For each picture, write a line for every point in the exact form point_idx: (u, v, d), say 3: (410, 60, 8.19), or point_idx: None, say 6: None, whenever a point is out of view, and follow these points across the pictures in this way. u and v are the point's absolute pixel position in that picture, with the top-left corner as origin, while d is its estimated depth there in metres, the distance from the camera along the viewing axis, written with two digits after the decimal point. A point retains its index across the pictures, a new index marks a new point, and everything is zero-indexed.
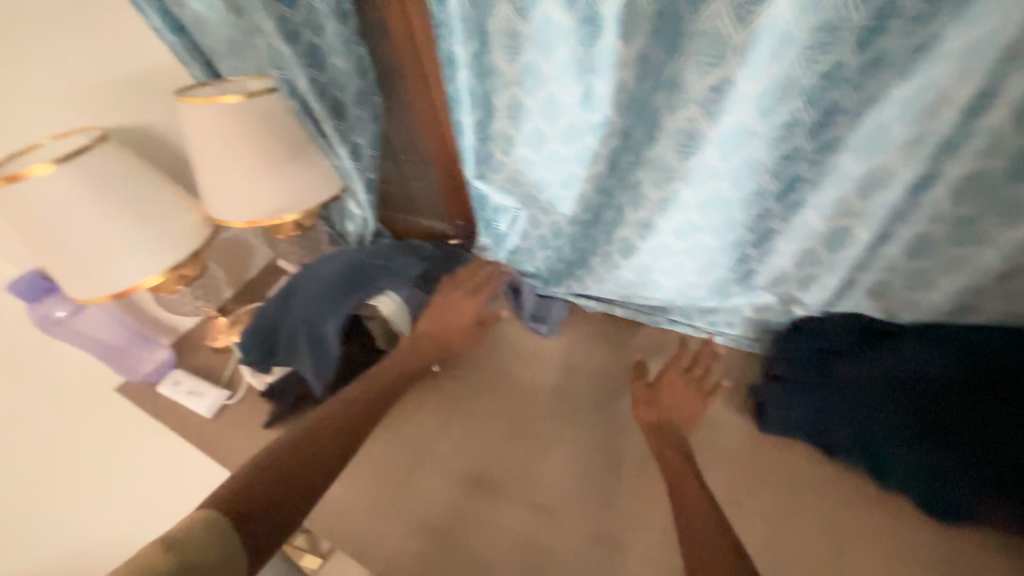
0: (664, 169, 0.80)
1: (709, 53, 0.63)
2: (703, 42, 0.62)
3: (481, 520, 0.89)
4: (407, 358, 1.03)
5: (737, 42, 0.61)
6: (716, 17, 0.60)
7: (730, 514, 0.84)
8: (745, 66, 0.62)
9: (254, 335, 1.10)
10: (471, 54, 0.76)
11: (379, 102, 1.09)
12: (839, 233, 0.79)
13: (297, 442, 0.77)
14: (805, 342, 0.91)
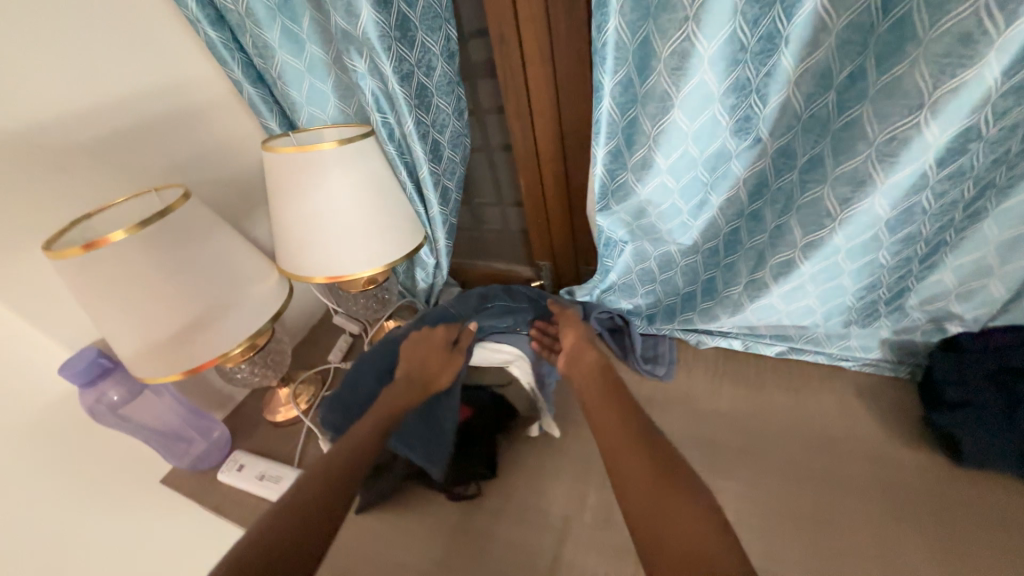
0: (857, 181, 0.66)
1: (955, 54, 0.52)
2: (951, 42, 0.52)
3: (524, 539, 0.83)
4: (399, 391, 0.85)
5: (994, 36, 0.50)
6: (969, 13, 0.50)
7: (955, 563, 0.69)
8: (1003, 60, 0.51)
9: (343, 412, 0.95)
10: (621, 81, 0.71)
11: (467, 144, 1.04)
12: (1021, 239, 0.72)
13: (296, 503, 0.62)
14: (977, 364, 0.81)
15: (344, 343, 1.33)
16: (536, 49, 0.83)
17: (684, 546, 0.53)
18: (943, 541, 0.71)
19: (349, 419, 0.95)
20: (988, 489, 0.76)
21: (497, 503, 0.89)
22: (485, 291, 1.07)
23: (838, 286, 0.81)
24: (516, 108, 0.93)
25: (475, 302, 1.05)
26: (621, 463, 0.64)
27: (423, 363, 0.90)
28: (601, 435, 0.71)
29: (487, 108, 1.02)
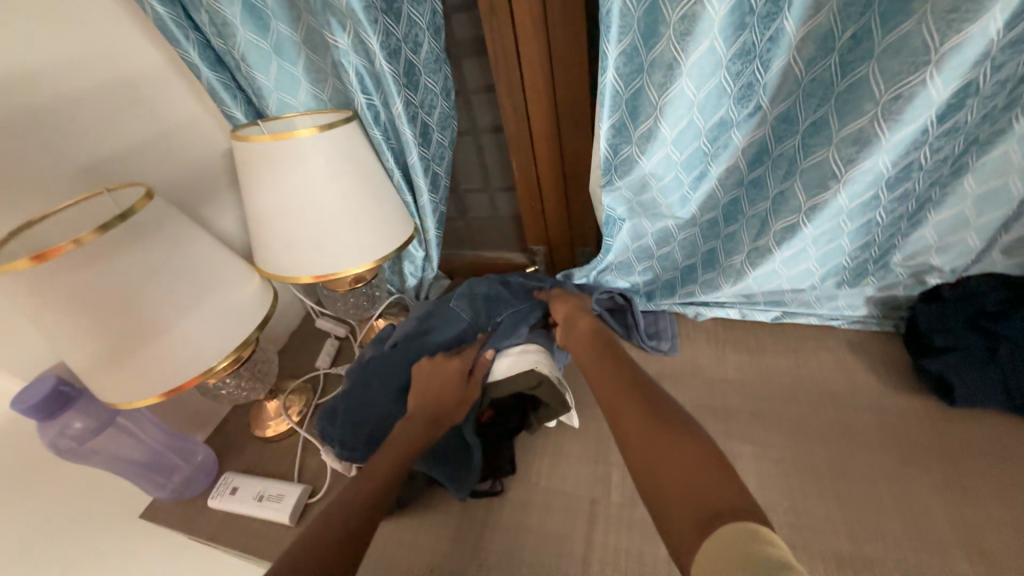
0: (861, 142, 0.67)
1: (956, 9, 0.54)
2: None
3: (554, 528, 0.82)
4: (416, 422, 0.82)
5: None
6: None
7: (959, 497, 0.74)
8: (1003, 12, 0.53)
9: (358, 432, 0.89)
10: (626, 50, 0.70)
11: (454, 126, 0.98)
12: (998, 192, 0.77)
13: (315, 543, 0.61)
14: (957, 312, 0.86)
15: (331, 347, 1.25)
16: (529, 22, 0.80)
17: (676, 469, 0.54)
18: (946, 478, 0.77)
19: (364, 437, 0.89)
20: (976, 425, 0.82)
21: (520, 494, 0.88)
22: (492, 293, 1.03)
23: (835, 248, 0.84)
24: (508, 86, 0.90)
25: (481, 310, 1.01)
26: (617, 414, 0.67)
27: (440, 394, 0.85)
28: (599, 390, 0.73)
29: (474, 88, 0.98)
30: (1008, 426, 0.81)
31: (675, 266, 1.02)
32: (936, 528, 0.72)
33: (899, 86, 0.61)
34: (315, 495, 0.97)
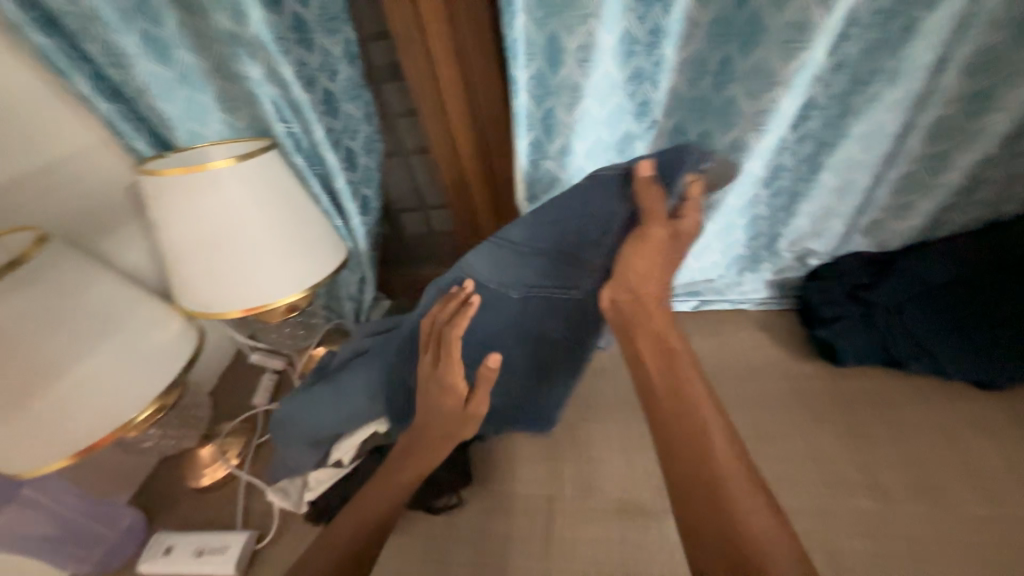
0: (740, 149, 0.78)
1: (792, 38, 0.65)
2: (788, 28, 0.64)
3: (513, 531, 0.85)
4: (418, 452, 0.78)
5: (821, 26, 0.63)
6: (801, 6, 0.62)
7: (851, 445, 0.87)
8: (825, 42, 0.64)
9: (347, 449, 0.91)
10: (534, 73, 0.76)
11: (379, 148, 1.00)
12: (849, 183, 0.92)
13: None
14: (837, 286, 1.01)
15: (268, 383, 1.19)
16: (444, 50, 0.84)
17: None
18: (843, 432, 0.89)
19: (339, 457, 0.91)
20: (858, 379, 0.97)
21: (478, 504, 0.90)
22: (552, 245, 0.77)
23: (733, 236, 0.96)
24: (430, 110, 0.93)
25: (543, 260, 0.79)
26: (718, 486, 0.53)
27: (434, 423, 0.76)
28: (689, 466, 0.55)
29: (397, 112, 1.00)
30: (882, 379, 0.97)
31: None
32: (834, 474, 0.83)
33: (761, 102, 0.71)
34: (263, 539, 0.93)
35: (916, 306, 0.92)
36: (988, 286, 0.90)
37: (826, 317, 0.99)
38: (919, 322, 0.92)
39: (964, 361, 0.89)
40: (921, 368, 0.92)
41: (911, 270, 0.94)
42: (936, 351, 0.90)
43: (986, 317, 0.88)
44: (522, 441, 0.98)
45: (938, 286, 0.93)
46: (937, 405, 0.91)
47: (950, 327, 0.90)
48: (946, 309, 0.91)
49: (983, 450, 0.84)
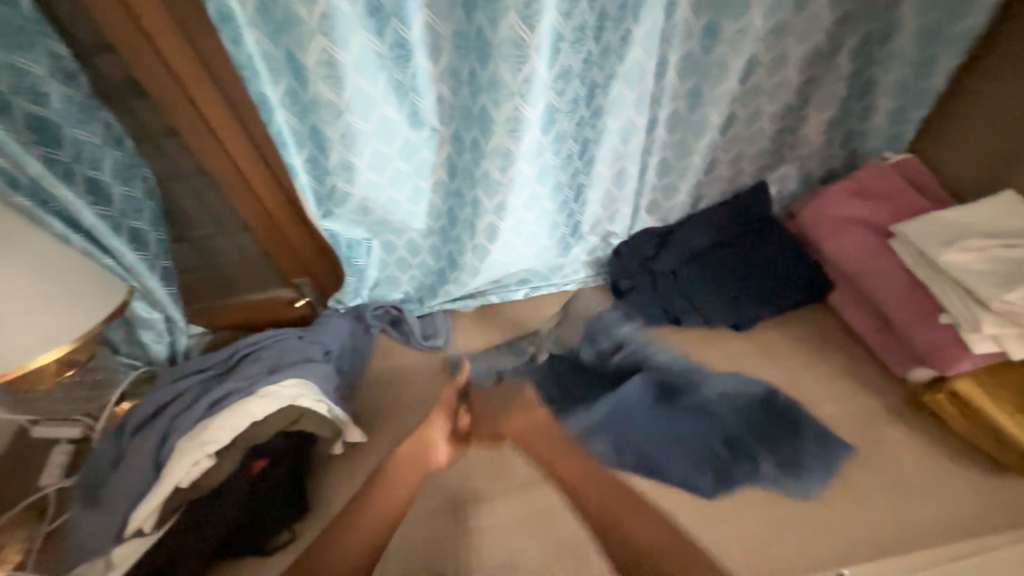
0: (504, 155, 0.84)
1: (514, 55, 0.72)
2: (509, 47, 0.71)
3: None
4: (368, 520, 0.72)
5: (531, 43, 0.71)
6: (512, 28, 0.69)
7: None
8: (543, 60, 0.73)
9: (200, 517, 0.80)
10: (285, 91, 0.74)
11: (149, 173, 0.91)
12: (619, 173, 1.02)
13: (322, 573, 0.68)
14: (631, 260, 1.12)
15: (61, 458, 1.00)
16: (185, 65, 0.77)
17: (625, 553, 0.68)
18: None
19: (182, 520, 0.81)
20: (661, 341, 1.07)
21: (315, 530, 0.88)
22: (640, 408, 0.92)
23: (536, 226, 1.02)
24: (189, 126, 0.85)
25: (607, 447, 0.88)
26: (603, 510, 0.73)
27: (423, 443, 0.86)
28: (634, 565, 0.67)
29: (158, 132, 0.89)
30: (679, 339, 1.08)
31: (431, 270, 1.13)
32: None
33: (506, 112, 0.78)
34: None
35: (688, 266, 1.10)
36: (729, 249, 1.10)
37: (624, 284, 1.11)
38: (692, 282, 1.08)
39: (728, 309, 1.06)
40: (692, 322, 1.07)
41: (681, 239, 1.11)
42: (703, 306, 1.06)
43: (734, 270, 1.09)
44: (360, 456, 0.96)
45: (700, 251, 1.11)
46: (721, 347, 1.06)
47: (715, 281, 1.08)
48: (712, 270, 1.09)
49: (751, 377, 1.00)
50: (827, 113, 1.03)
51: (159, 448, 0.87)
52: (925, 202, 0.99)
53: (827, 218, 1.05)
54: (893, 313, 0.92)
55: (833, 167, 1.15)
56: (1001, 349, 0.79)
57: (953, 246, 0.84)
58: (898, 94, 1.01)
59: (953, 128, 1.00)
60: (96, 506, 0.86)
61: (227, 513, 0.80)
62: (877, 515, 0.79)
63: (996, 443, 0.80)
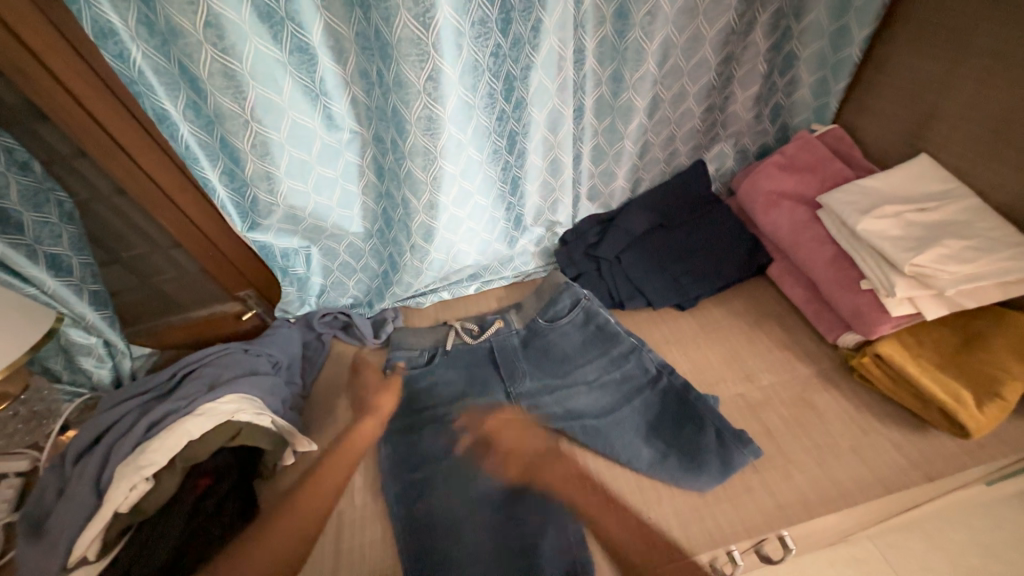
0: (424, 154, 0.84)
1: (415, 54, 0.72)
2: (406, 45, 0.71)
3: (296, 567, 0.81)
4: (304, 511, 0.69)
5: (429, 41, 0.71)
6: (407, 26, 0.69)
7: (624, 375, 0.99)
8: (445, 57, 0.73)
9: (142, 541, 0.78)
10: (186, 104, 0.76)
11: (65, 198, 0.91)
12: (554, 163, 1.01)
13: None
14: (576, 248, 1.13)
15: (9, 492, 0.91)
16: (84, 82, 0.75)
17: None
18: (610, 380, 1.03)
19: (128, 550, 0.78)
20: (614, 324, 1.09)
21: None
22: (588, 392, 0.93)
23: (474, 222, 1.01)
24: (98, 145, 0.82)
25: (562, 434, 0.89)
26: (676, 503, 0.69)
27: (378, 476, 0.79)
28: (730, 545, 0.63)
29: (67, 153, 0.87)
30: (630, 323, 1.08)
31: (377, 273, 1.12)
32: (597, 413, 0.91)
33: (416, 110, 0.78)
34: None
35: (631, 249, 1.11)
36: (670, 230, 1.12)
37: (571, 271, 1.11)
38: (635, 265, 1.09)
39: (673, 289, 1.07)
40: (638, 304, 1.08)
41: (624, 223, 1.11)
42: (646, 288, 1.07)
43: (677, 251, 1.10)
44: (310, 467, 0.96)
45: (643, 234, 1.12)
46: (671, 327, 1.07)
47: (658, 263, 1.09)
48: (656, 251, 1.10)
49: (704, 352, 1.02)
50: (752, 90, 1.07)
51: (98, 475, 0.84)
52: (850, 171, 1.02)
53: (760, 195, 1.06)
54: (821, 282, 0.94)
55: (766, 142, 1.18)
56: (917, 310, 0.81)
57: (869, 214, 0.86)
58: (817, 68, 1.05)
59: (870, 98, 1.03)
60: (38, 538, 0.81)
61: (170, 534, 0.78)
62: (808, 477, 0.82)
63: (918, 401, 0.83)
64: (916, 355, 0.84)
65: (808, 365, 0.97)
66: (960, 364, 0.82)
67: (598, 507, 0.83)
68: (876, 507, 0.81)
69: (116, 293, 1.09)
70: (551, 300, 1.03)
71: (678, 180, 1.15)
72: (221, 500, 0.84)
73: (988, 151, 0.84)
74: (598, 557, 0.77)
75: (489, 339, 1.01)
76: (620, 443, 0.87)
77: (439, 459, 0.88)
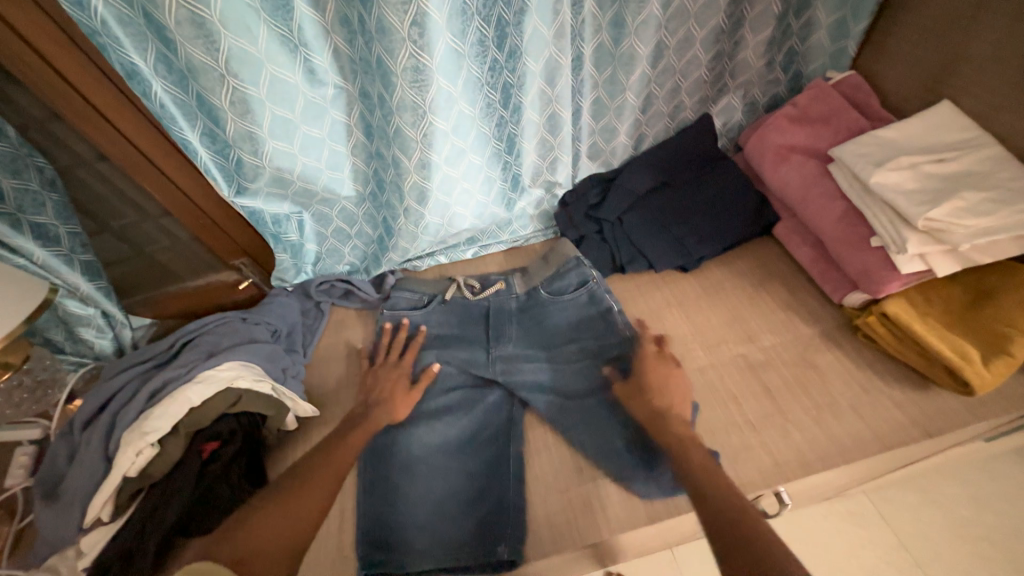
0: (413, 108, 0.79)
1: None
2: None
3: None
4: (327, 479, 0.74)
5: None
6: None
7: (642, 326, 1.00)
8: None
9: (155, 501, 0.81)
10: (157, 58, 0.72)
11: (45, 164, 0.88)
12: (552, 119, 0.96)
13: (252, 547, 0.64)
14: (577, 210, 1.09)
15: (25, 459, 0.94)
16: (47, 36, 0.71)
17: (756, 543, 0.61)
18: None
19: (142, 510, 0.81)
20: (618, 287, 1.06)
21: None
22: (589, 357, 0.92)
23: (469, 182, 0.97)
24: (70, 106, 0.78)
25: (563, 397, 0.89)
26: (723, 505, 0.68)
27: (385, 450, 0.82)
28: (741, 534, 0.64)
29: (42, 117, 0.84)
30: (632, 286, 1.06)
31: (371, 238, 1.10)
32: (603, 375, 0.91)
33: (401, 60, 0.73)
34: None
35: (635, 210, 1.07)
36: (673, 189, 1.07)
37: (572, 234, 1.08)
38: (637, 227, 1.05)
39: (678, 250, 1.04)
40: (640, 267, 1.05)
41: (628, 183, 1.07)
42: (649, 250, 1.04)
43: (682, 209, 1.06)
44: (315, 432, 0.98)
45: (647, 193, 1.08)
46: (675, 288, 1.05)
47: (662, 221, 1.05)
48: (661, 210, 1.06)
49: (708, 314, 1.00)
50: (764, 34, 0.99)
51: (106, 441, 0.85)
52: (866, 122, 0.96)
53: (770, 149, 1.01)
54: (829, 240, 0.91)
55: (777, 93, 1.11)
56: (927, 267, 0.79)
57: (883, 166, 0.82)
58: (835, 7, 0.97)
59: (892, 39, 0.95)
60: (54, 502, 0.83)
61: (182, 495, 0.80)
62: (806, 435, 0.82)
63: (924, 360, 0.81)
64: (924, 314, 0.82)
65: (812, 325, 0.95)
66: (974, 324, 0.79)
67: (597, 466, 0.84)
68: (871, 463, 0.81)
69: (111, 264, 1.08)
70: (559, 273, 1.01)
71: (684, 136, 1.09)
72: (228, 464, 0.86)
73: (1016, 94, 0.78)
74: (596, 512, 0.79)
75: (487, 298, 1.01)
76: (619, 405, 0.87)
77: (427, 411, 0.91)
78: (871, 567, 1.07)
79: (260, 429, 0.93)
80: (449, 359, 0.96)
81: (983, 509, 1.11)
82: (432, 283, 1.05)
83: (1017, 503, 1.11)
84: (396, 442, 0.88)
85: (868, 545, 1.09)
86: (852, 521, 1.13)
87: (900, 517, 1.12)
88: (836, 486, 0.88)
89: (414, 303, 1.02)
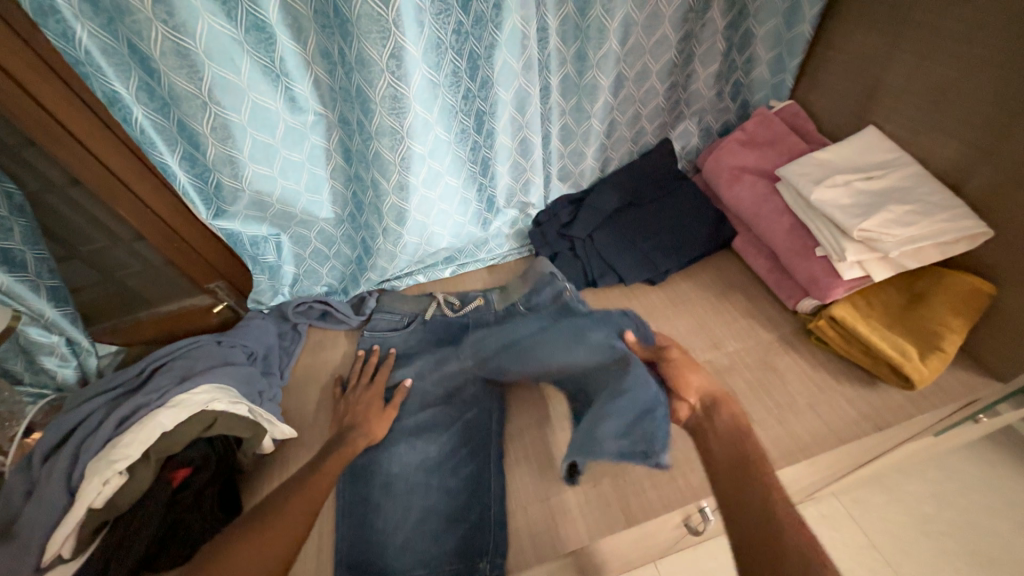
0: (391, 134, 0.83)
1: (375, 32, 0.72)
2: (365, 23, 0.71)
3: None
4: (299, 498, 0.73)
5: (390, 18, 0.71)
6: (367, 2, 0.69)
7: None
8: (405, 34, 0.73)
9: (121, 537, 0.76)
10: (139, 85, 0.74)
11: (14, 189, 0.87)
12: (523, 144, 1.03)
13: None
14: (550, 228, 1.14)
15: None
16: (27, 64, 0.72)
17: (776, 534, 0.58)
18: None
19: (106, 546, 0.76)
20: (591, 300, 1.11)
21: None
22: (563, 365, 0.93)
23: (445, 203, 1.01)
24: (46, 132, 0.79)
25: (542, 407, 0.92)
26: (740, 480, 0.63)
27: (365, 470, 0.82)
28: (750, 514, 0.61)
29: (14, 143, 0.83)
30: (604, 299, 1.11)
31: (350, 259, 1.12)
32: None
33: (380, 89, 0.78)
34: None
35: (605, 227, 1.13)
36: (640, 209, 1.14)
37: (546, 250, 1.13)
38: (607, 243, 1.11)
39: (646, 265, 1.10)
40: (611, 281, 1.10)
41: (598, 202, 1.13)
42: (618, 265, 1.09)
43: (650, 226, 1.13)
44: (292, 456, 0.97)
45: (616, 212, 1.15)
46: (644, 300, 1.10)
47: (631, 239, 1.12)
48: (629, 229, 1.13)
49: (676, 324, 1.06)
50: (712, 67, 1.10)
51: (70, 471, 0.81)
52: (805, 145, 1.06)
53: (724, 170, 1.10)
54: (780, 251, 0.99)
55: (728, 120, 1.22)
56: (865, 273, 0.87)
57: (821, 184, 0.91)
58: (772, 45, 1.09)
59: (823, 74, 1.07)
60: (8, 541, 0.78)
61: (151, 525, 0.77)
62: (770, 434, 0.87)
63: (868, 358, 0.89)
64: (866, 317, 0.90)
65: (770, 331, 1.02)
66: (908, 323, 0.88)
67: None
68: (829, 458, 0.87)
69: (77, 291, 1.05)
70: (535, 288, 1.05)
71: (646, 159, 1.17)
72: (201, 492, 0.83)
73: (928, 122, 0.89)
74: (575, 516, 0.81)
75: (468, 315, 1.05)
76: None
77: (408, 428, 0.92)
78: (846, 567, 1.11)
79: (234, 457, 0.91)
80: (428, 375, 0.98)
81: (942, 505, 1.18)
82: (416, 302, 1.08)
83: (972, 497, 1.19)
84: (376, 459, 0.88)
85: (840, 546, 1.14)
86: (825, 523, 1.18)
87: (868, 517, 1.18)
88: (802, 483, 0.93)
89: (399, 324, 1.05)
